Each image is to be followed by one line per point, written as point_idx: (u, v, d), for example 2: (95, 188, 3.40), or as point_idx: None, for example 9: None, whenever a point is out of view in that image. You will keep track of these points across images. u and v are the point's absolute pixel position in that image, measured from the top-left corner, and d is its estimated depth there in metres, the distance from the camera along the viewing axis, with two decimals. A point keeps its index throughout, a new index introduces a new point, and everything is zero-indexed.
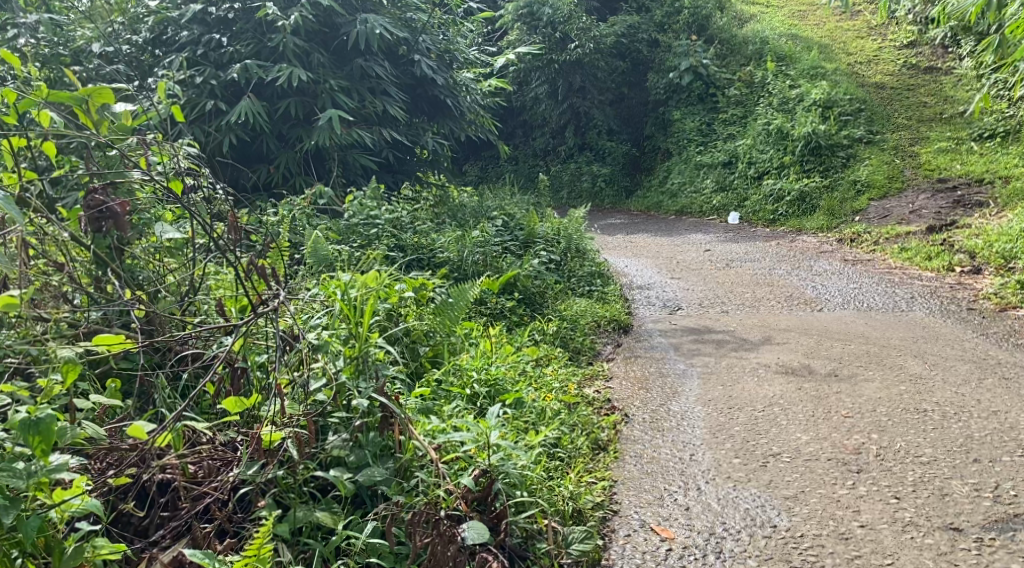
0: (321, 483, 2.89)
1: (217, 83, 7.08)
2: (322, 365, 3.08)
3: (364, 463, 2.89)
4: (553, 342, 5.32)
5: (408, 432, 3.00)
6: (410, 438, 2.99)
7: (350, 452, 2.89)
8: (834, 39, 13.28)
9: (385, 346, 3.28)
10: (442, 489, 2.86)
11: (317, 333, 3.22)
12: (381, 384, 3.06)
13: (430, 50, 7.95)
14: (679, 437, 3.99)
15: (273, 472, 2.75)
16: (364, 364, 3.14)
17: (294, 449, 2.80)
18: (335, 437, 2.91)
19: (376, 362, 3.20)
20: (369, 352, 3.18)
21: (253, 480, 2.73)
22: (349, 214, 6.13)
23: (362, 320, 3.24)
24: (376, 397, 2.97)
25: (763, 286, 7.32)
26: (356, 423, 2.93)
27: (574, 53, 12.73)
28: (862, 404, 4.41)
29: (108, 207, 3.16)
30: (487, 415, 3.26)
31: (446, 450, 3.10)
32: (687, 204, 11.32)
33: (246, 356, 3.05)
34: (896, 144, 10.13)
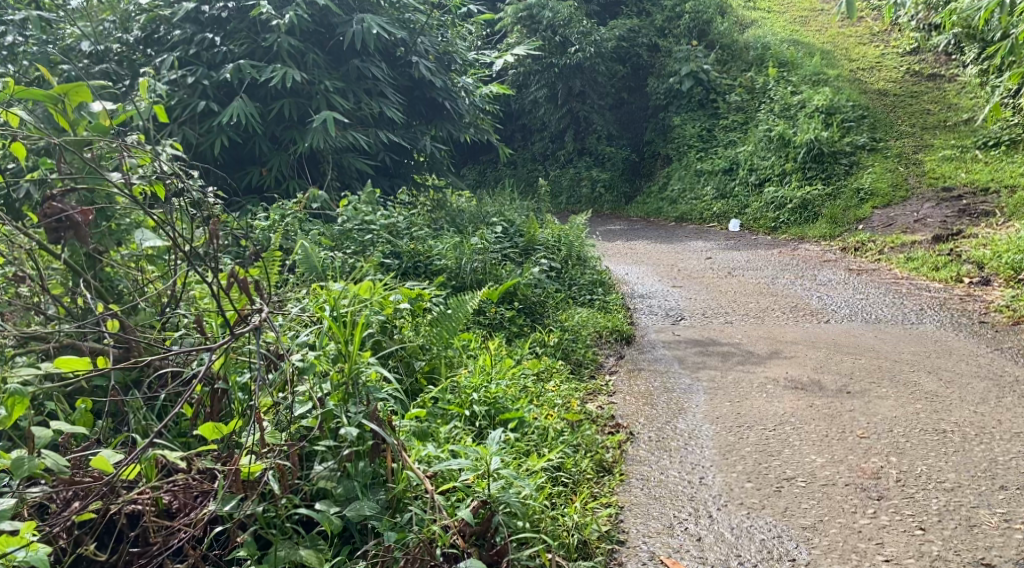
0: (306, 516, 2.70)
1: (209, 83, 6.86)
2: (307, 388, 2.87)
3: (353, 496, 2.71)
4: (554, 355, 5.12)
5: (401, 459, 2.82)
6: (403, 467, 2.80)
7: (337, 484, 2.71)
8: (835, 45, 13.11)
9: (376, 362, 3.07)
10: (437, 524, 2.64)
11: (303, 352, 3.01)
12: (371, 408, 2.84)
13: (429, 51, 7.76)
14: (688, 458, 3.79)
15: (252, 508, 2.56)
16: (353, 385, 2.93)
17: (276, 482, 2.61)
18: (322, 467, 2.73)
19: (367, 382, 2.99)
20: (358, 372, 2.96)
21: (230, 517, 2.55)
22: (344, 218, 5.87)
23: (351, 337, 3.02)
24: (366, 424, 2.74)
25: (767, 296, 7.13)
26: (345, 453, 2.73)
27: (574, 57, 12.53)
28: (877, 423, 4.22)
29: (68, 216, 2.87)
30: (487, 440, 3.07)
31: (444, 478, 2.91)
32: (688, 210, 11.13)
33: (227, 376, 2.84)
34: (900, 151, 9.94)
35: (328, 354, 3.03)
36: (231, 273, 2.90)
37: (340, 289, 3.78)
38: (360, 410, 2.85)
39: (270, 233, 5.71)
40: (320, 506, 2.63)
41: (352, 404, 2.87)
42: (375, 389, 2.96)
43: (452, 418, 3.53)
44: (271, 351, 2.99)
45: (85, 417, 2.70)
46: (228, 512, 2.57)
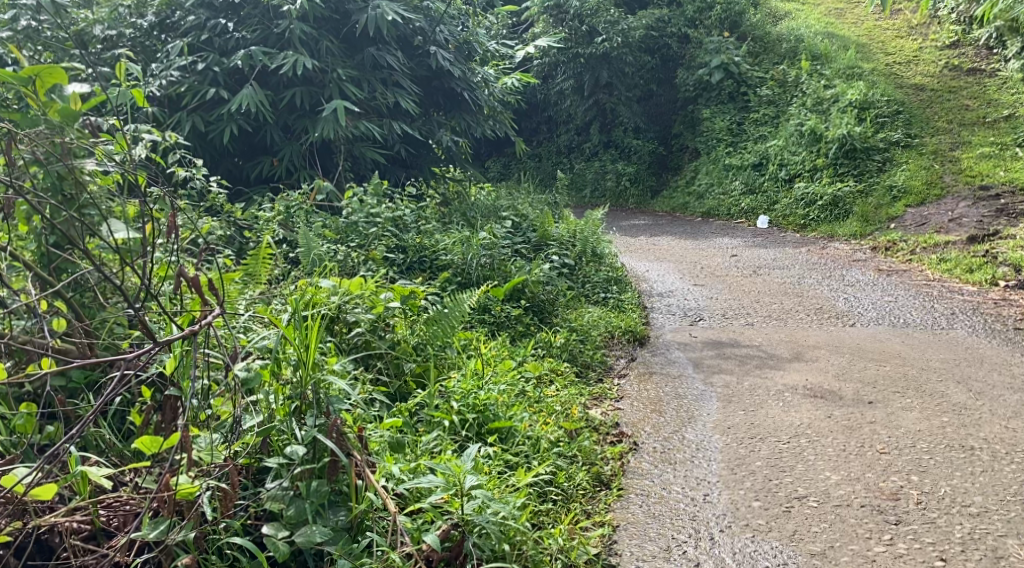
0: (253, 539, 2.56)
1: (221, 70, 6.65)
2: (260, 398, 2.73)
3: (302, 519, 2.54)
4: (560, 357, 4.90)
5: (365, 477, 2.68)
6: (366, 486, 2.65)
7: (287, 505, 2.54)
8: (872, 38, 12.71)
9: (340, 368, 2.89)
10: (396, 554, 2.49)
11: (251, 361, 2.77)
12: (328, 422, 2.68)
13: (448, 41, 7.51)
14: (693, 472, 3.56)
15: (183, 535, 2.42)
16: (310, 395, 2.74)
17: (209, 506, 2.46)
18: (274, 485, 2.57)
19: (326, 391, 2.79)
20: (314, 379, 2.76)
21: (156, 543, 2.39)
22: (349, 211, 5.70)
23: (308, 342, 2.81)
24: (320, 441, 2.59)
25: (791, 297, 6.85)
26: (297, 472, 2.57)
27: (601, 47, 12.23)
28: (899, 437, 3.96)
29: None
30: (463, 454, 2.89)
31: (414, 498, 2.77)
32: (715, 205, 10.83)
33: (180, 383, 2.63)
34: (935, 148, 9.57)
35: (289, 360, 2.83)
36: (177, 273, 2.69)
37: (326, 286, 3.57)
38: (315, 423, 2.68)
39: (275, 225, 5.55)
40: (266, 530, 2.48)
41: (309, 415, 2.71)
42: (337, 399, 2.77)
43: (438, 427, 3.34)
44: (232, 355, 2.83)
45: (27, 422, 2.55)
46: (157, 537, 2.41)
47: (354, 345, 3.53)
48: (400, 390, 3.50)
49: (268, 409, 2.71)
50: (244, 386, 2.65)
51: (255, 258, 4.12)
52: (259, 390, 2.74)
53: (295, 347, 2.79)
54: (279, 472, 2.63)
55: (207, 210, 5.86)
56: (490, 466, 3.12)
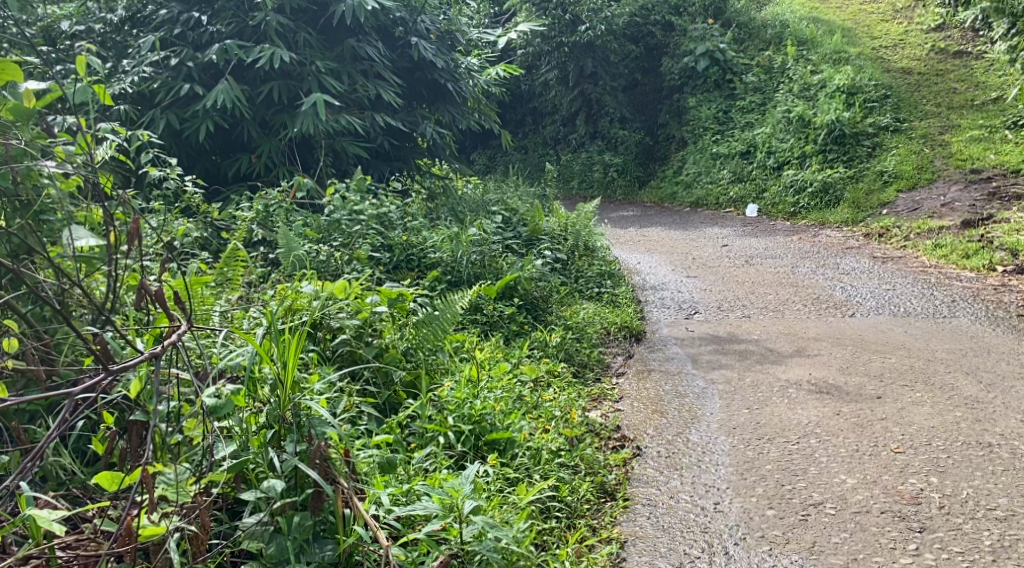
0: None
1: (195, 65, 6.40)
2: (232, 424, 2.55)
3: (284, 558, 2.37)
4: (555, 356, 4.71)
5: (353, 505, 2.49)
6: (355, 517, 2.45)
7: (267, 543, 2.38)
8: (857, 22, 12.54)
9: (320, 387, 2.72)
10: None
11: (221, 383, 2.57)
12: (311, 447, 2.53)
13: (430, 31, 7.27)
14: (701, 477, 3.38)
15: None
16: (289, 419, 2.57)
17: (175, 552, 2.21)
18: (251, 519, 2.40)
19: (307, 413, 2.61)
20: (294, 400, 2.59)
21: None
22: (332, 209, 5.48)
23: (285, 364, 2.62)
24: (301, 472, 2.40)
25: (788, 287, 6.68)
26: (276, 507, 2.40)
27: (584, 35, 12.05)
28: (914, 435, 3.79)
29: None
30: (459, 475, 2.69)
31: (407, 524, 2.58)
32: (704, 194, 10.64)
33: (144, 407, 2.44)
34: (925, 132, 9.41)
35: (263, 381, 2.64)
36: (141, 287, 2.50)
37: (308, 292, 3.34)
38: (298, 449, 2.53)
39: (254, 225, 5.34)
40: None
41: (290, 439, 2.54)
42: (319, 422, 2.61)
43: (431, 440, 3.13)
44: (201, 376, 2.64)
45: None
46: None
47: (340, 354, 3.31)
48: (390, 400, 3.29)
49: (243, 436, 2.54)
50: (213, 415, 2.47)
51: (228, 262, 3.92)
52: (229, 416, 2.57)
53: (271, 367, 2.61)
54: (257, 504, 2.46)
55: (184, 211, 5.66)
56: (487, 483, 2.93)
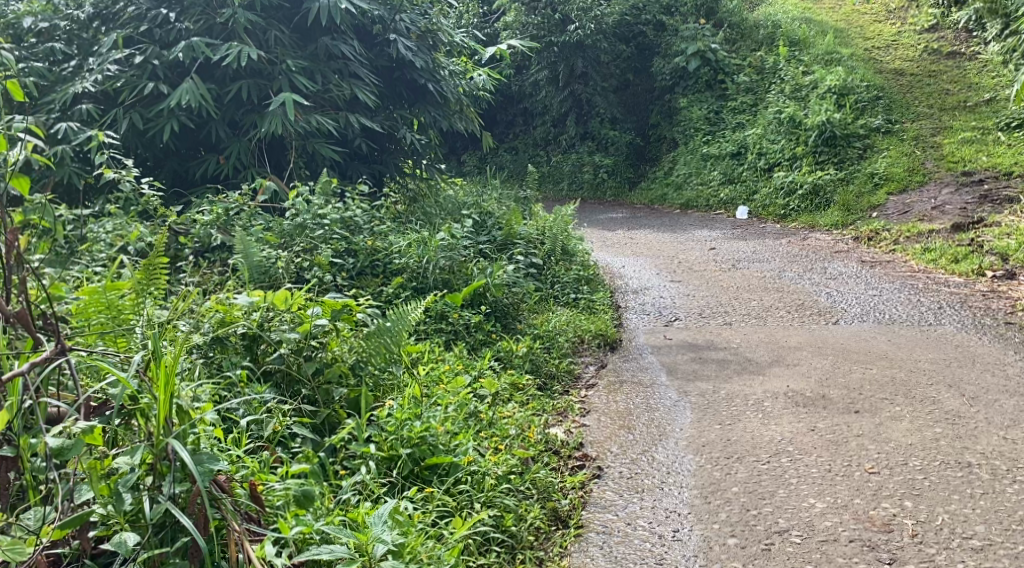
0: None
1: (160, 63, 6.14)
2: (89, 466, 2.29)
3: None
4: (521, 367, 4.51)
5: (249, 549, 2.31)
6: (248, 560, 2.28)
7: None
8: (850, 23, 12.36)
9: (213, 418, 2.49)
10: None
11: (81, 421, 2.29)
12: (192, 490, 2.32)
13: (410, 30, 7.02)
14: (662, 500, 3.21)
15: None
16: (168, 455, 2.33)
17: None
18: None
19: (192, 448, 2.36)
20: (178, 432, 2.36)
21: None
22: (294, 213, 5.26)
23: (157, 396, 2.35)
24: (180, 520, 2.20)
25: (771, 292, 6.48)
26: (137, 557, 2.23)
27: (574, 35, 11.80)
28: (890, 453, 3.60)
29: None
30: (373, 521, 2.52)
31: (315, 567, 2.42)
32: (693, 196, 10.44)
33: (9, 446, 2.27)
34: (916, 134, 9.23)
35: (148, 411, 2.37)
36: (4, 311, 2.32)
37: (241, 304, 3.31)
38: (175, 490, 2.31)
39: (212, 229, 5.17)
40: None
41: (168, 479, 2.32)
42: (210, 458, 2.33)
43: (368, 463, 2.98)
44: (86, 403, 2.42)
45: None
46: None
47: (275, 373, 3.23)
48: (325, 419, 3.17)
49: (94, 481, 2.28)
50: (59, 458, 2.23)
51: (153, 267, 3.52)
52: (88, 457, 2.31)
53: (149, 398, 2.36)
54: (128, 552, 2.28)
55: (141, 215, 5.54)
56: (420, 516, 2.78)
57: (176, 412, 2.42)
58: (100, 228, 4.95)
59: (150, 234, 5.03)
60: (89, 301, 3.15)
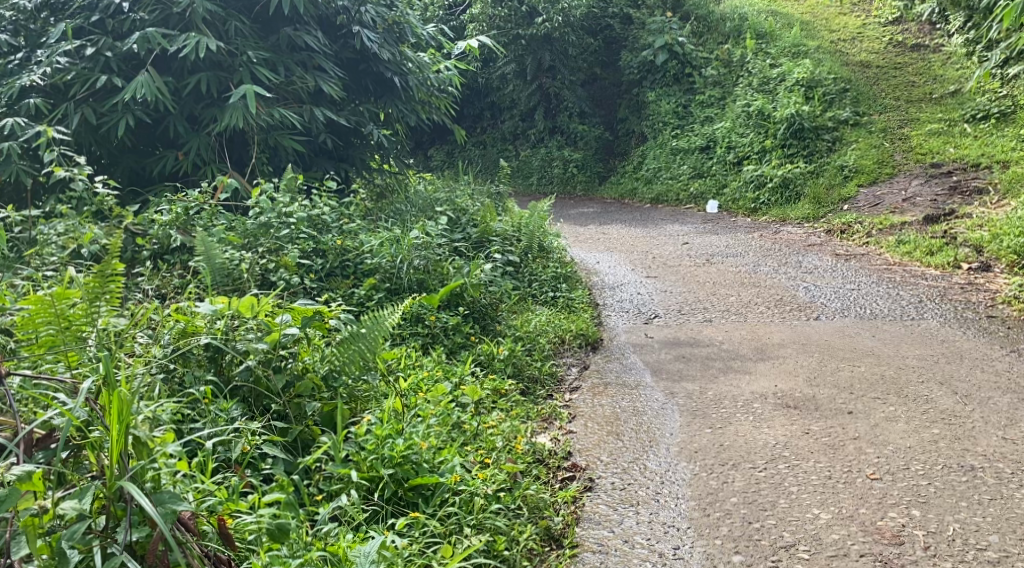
0: None
1: (114, 55, 5.83)
2: (29, 515, 2.06)
3: None
4: (501, 372, 4.29)
5: None
6: None
7: None
8: (815, 15, 12.29)
9: (175, 452, 2.27)
10: None
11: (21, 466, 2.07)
12: (152, 535, 2.12)
13: (376, 22, 6.76)
14: (659, 514, 3.04)
15: None
16: (123, 497, 2.14)
17: None
18: None
19: (151, 488, 2.16)
20: (132, 470, 2.16)
21: None
22: (258, 211, 5.00)
23: (110, 428, 2.18)
24: None
25: (749, 288, 6.34)
26: None
27: (541, 28, 11.57)
28: (891, 457, 3.46)
29: None
30: (357, 555, 2.34)
31: None
32: (664, 190, 10.31)
33: None
34: (884, 126, 9.16)
35: (100, 446, 2.21)
36: None
37: (203, 313, 3.10)
38: (132, 537, 2.10)
39: (171, 230, 4.92)
40: None
41: (123, 523, 2.12)
42: (171, 497, 2.14)
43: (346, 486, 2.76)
44: (27, 440, 2.20)
45: None
46: None
47: (243, 387, 3.03)
48: (297, 436, 2.96)
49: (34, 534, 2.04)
50: None
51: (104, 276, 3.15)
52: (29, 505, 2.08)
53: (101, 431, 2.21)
54: None
55: (95, 215, 5.29)
56: (407, 546, 2.58)
57: (133, 445, 2.23)
58: (52, 230, 4.70)
59: (105, 235, 4.77)
60: (36, 310, 2.86)
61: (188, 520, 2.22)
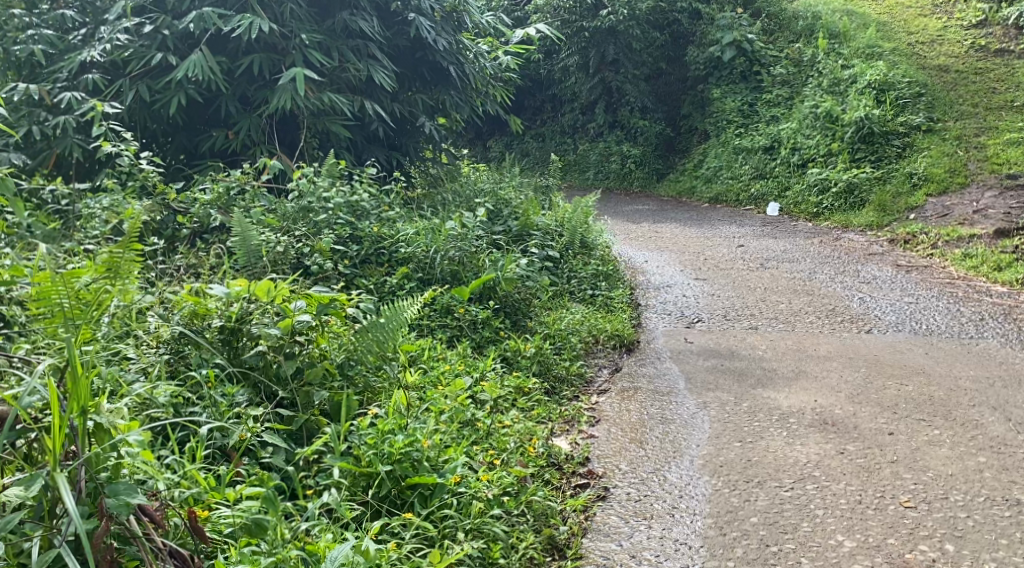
0: None
1: (171, 34, 5.83)
2: None
3: None
4: (527, 369, 4.19)
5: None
6: None
7: None
8: (894, 16, 11.84)
9: (136, 441, 2.26)
10: None
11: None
12: (98, 528, 2.07)
13: (433, 9, 6.65)
14: (671, 530, 2.93)
15: None
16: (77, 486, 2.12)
17: None
18: None
19: (108, 478, 2.17)
20: (87, 456, 2.14)
21: None
22: (298, 194, 4.95)
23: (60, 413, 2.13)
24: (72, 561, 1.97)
25: (800, 296, 6.11)
26: None
27: (606, 20, 11.39)
28: (929, 484, 3.26)
29: None
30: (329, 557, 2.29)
31: None
32: (724, 190, 10.05)
33: None
34: (960, 133, 8.76)
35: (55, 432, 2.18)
36: None
37: (217, 295, 3.06)
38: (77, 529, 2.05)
39: (212, 209, 4.92)
40: None
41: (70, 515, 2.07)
42: (126, 488, 2.14)
43: (335, 482, 2.71)
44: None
45: None
46: None
47: (253, 374, 2.99)
48: (299, 426, 2.90)
49: None
50: None
51: (124, 253, 2.97)
52: None
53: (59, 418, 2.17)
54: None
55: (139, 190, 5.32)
56: (395, 548, 2.53)
57: (92, 432, 2.23)
58: (96, 204, 4.74)
59: (145, 213, 4.78)
60: (49, 286, 2.73)
61: (149, 513, 2.20)
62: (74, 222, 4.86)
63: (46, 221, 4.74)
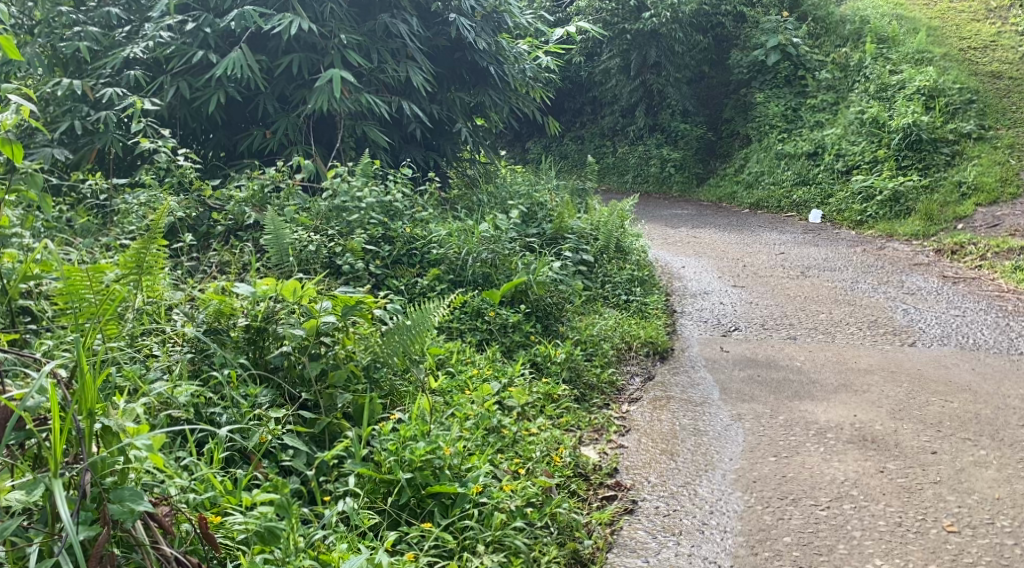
0: None
1: (212, 31, 5.82)
2: None
3: None
4: (557, 376, 4.10)
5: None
6: None
7: None
8: (945, 20, 11.53)
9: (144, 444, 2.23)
10: None
11: None
12: (101, 533, 2.05)
13: (474, 9, 6.57)
14: (700, 548, 2.84)
15: None
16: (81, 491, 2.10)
17: None
18: None
19: (113, 482, 2.14)
20: (91, 460, 2.11)
21: None
22: (331, 193, 4.89)
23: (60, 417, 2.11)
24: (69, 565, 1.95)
25: (842, 305, 5.96)
26: None
27: (648, 22, 11.23)
28: (974, 508, 3.13)
29: None
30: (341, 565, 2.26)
31: None
32: (765, 196, 9.89)
33: None
34: (1012, 142, 8.51)
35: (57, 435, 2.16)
36: None
37: (243, 294, 3.02)
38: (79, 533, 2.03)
39: (246, 207, 4.90)
40: None
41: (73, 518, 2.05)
42: (132, 494, 2.13)
43: (352, 487, 2.68)
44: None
45: None
46: None
47: (275, 376, 2.96)
48: (320, 430, 2.85)
49: None
50: None
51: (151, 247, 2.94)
52: None
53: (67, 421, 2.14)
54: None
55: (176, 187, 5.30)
56: (412, 559, 2.48)
57: (100, 435, 2.22)
58: (133, 200, 4.74)
59: (180, 210, 4.77)
60: (76, 281, 2.72)
61: (152, 521, 2.18)
62: (111, 218, 4.86)
63: (83, 216, 4.75)
